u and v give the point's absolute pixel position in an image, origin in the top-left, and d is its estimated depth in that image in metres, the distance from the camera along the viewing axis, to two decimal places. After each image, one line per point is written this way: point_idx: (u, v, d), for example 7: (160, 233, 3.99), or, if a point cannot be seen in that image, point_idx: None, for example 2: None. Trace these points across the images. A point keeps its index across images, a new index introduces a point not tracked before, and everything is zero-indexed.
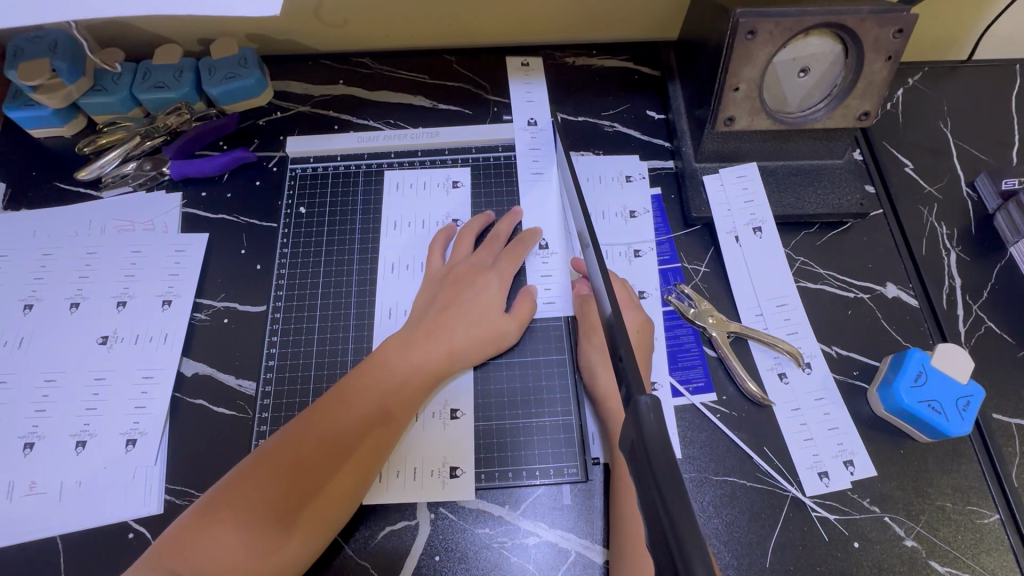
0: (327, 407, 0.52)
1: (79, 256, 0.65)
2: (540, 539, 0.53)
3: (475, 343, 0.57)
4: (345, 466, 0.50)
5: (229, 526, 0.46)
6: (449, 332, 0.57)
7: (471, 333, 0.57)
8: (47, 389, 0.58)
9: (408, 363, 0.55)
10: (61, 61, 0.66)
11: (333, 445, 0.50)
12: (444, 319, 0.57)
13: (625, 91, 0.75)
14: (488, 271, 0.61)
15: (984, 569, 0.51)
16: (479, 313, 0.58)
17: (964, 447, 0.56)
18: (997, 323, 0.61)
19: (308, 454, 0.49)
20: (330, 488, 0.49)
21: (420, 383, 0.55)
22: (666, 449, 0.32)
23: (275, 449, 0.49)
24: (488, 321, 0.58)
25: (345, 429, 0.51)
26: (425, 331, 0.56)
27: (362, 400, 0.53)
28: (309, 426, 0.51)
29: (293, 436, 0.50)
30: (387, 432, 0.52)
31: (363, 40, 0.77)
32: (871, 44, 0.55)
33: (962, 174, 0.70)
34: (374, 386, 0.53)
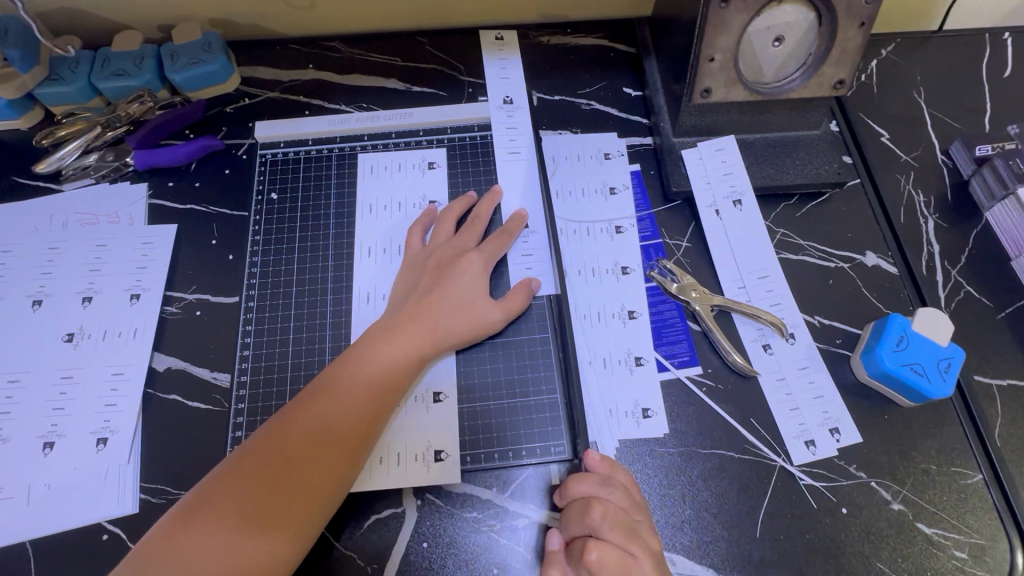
0: (311, 397, 0.51)
1: (40, 252, 0.62)
2: (529, 521, 0.52)
3: (458, 327, 0.56)
4: (330, 460, 0.48)
5: (211, 530, 0.44)
6: (432, 314, 0.55)
7: (455, 316, 0.56)
8: (11, 390, 0.56)
9: (393, 350, 0.53)
10: (13, 49, 0.63)
11: (317, 436, 0.49)
12: (427, 303, 0.56)
13: (601, 69, 0.74)
14: (469, 253, 0.59)
15: (968, 528, 0.52)
16: (460, 296, 0.57)
17: (946, 409, 0.56)
18: (975, 287, 0.62)
19: (292, 448, 0.48)
20: (315, 481, 0.47)
21: (405, 369, 0.53)
22: None
23: (256, 447, 0.48)
24: (472, 306, 0.57)
25: (327, 422, 0.49)
26: (408, 315, 0.55)
27: (346, 389, 0.51)
28: (289, 423, 0.49)
29: (274, 434, 0.49)
30: (374, 421, 0.51)
31: (331, 22, 0.75)
32: (844, 9, 0.55)
33: (937, 142, 0.70)
34: (357, 378, 0.52)
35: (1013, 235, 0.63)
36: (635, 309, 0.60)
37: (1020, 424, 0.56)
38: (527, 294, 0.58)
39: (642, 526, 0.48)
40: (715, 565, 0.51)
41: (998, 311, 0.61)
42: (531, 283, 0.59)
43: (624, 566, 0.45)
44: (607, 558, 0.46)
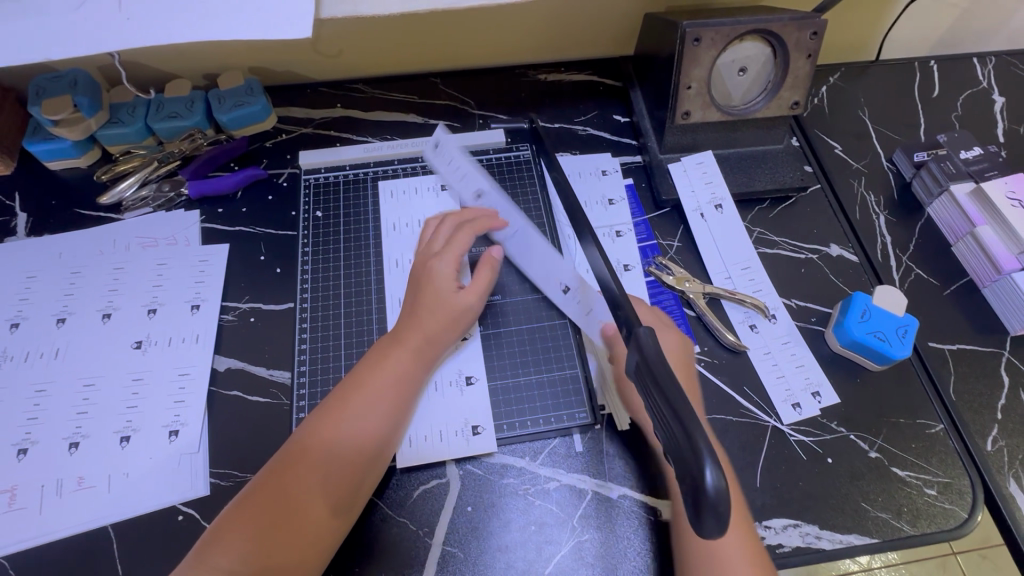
0: (320, 415, 0.55)
1: (107, 272, 0.69)
2: (560, 483, 0.59)
3: (444, 335, 0.61)
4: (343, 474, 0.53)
5: (245, 533, 0.48)
6: (421, 325, 0.60)
7: (433, 310, 0.61)
8: (88, 393, 0.62)
9: (391, 366, 0.58)
10: (82, 97, 0.72)
11: (331, 452, 0.53)
12: (413, 319, 0.60)
13: (593, 100, 0.85)
14: (433, 259, 0.63)
15: (935, 469, 0.61)
16: (438, 300, 0.61)
17: (909, 371, 0.66)
18: (923, 269, 0.73)
19: (315, 451, 0.52)
20: (332, 492, 0.52)
21: (400, 382, 0.57)
22: (665, 368, 0.37)
23: (285, 457, 0.52)
24: (444, 297, 0.61)
25: (345, 428, 0.54)
26: (403, 332, 0.60)
27: (359, 393, 0.56)
28: (313, 432, 0.53)
29: (300, 444, 0.53)
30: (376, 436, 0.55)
31: (357, 69, 0.85)
32: (793, 44, 0.67)
33: (882, 152, 0.82)
34: (368, 386, 0.56)
35: (952, 226, 0.74)
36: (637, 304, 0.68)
37: (969, 381, 0.66)
38: (493, 267, 0.64)
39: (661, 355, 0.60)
40: None
41: (944, 288, 0.72)
42: (491, 252, 0.65)
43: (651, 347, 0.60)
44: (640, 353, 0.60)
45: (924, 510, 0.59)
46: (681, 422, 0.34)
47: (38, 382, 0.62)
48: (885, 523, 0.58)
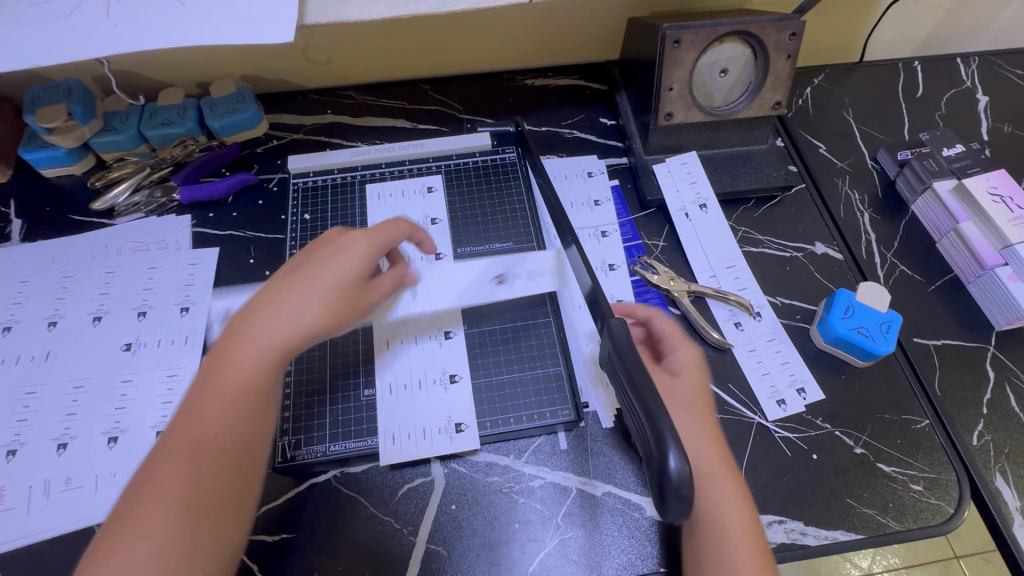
0: (196, 394, 0.47)
1: (99, 276, 0.70)
2: (544, 481, 0.59)
3: (327, 306, 0.52)
4: (217, 452, 0.45)
5: (138, 534, 0.40)
6: (299, 297, 0.51)
7: (329, 281, 0.52)
8: (77, 395, 0.63)
9: (252, 340, 0.48)
10: (76, 104, 0.73)
11: (199, 436, 0.45)
12: (281, 292, 0.51)
13: (579, 104, 0.86)
14: (348, 236, 0.55)
15: (922, 465, 0.60)
16: (337, 276, 0.53)
17: (894, 367, 0.66)
18: (909, 267, 0.73)
19: (203, 431, 0.45)
20: (213, 477, 0.44)
21: (267, 358, 0.48)
22: (635, 357, 0.38)
23: (167, 444, 0.44)
24: (349, 271, 0.53)
25: (228, 395, 0.47)
26: (264, 306, 0.50)
27: (237, 366, 0.48)
28: (195, 411, 0.46)
29: (180, 429, 0.45)
30: (235, 412, 0.46)
31: (347, 76, 0.87)
32: (773, 45, 0.68)
33: (867, 151, 0.83)
34: (246, 356, 0.48)
35: (936, 223, 0.74)
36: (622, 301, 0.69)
37: (956, 377, 0.66)
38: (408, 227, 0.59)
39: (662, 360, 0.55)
40: None
41: (929, 285, 0.72)
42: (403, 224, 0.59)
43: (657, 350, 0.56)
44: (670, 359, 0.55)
45: (911, 506, 0.58)
46: (648, 408, 0.35)
47: (28, 385, 0.63)
48: (872, 519, 0.58)
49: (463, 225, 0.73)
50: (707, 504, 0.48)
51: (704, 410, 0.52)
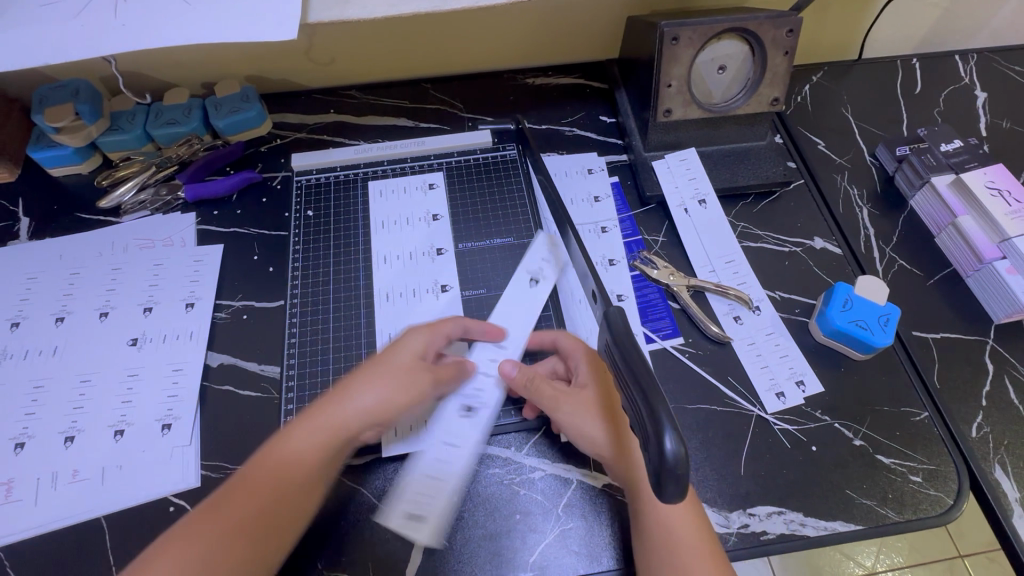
0: (265, 457, 0.51)
1: (105, 272, 0.71)
2: (544, 473, 0.60)
3: (380, 401, 0.54)
4: (237, 521, 0.46)
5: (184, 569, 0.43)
6: (357, 390, 0.54)
7: (390, 381, 0.55)
8: (84, 388, 0.63)
9: (308, 426, 0.52)
10: (83, 104, 0.74)
11: (259, 502, 0.48)
12: (346, 384, 0.55)
13: (579, 102, 0.87)
14: (411, 330, 0.59)
15: (920, 456, 0.61)
16: (393, 370, 0.55)
17: (893, 359, 0.66)
18: (907, 261, 0.74)
19: (263, 500, 0.48)
20: (257, 536, 0.47)
21: (315, 446, 0.51)
22: (633, 344, 0.39)
23: (227, 499, 0.48)
24: (412, 371, 0.56)
25: (291, 474, 0.50)
26: (327, 400, 0.54)
27: (303, 447, 0.51)
28: (260, 476, 0.49)
29: (240, 490, 0.48)
30: (272, 489, 0.49)
31: (349, 76, 0.88)
32: (770, 42, 0.69)
33: (865, 148, 0.83)
34: (312, 441, 0.51)
35: (934, 218, 0.74)
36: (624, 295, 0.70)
37: (955, 369, 0.66)
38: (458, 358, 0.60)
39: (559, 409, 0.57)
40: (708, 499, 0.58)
41: (928, 279, 0.72)
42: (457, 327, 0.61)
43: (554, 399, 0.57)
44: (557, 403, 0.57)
45: (910, 497, 0.59)
46: (644, 393, 0.36)
47: (35, 379, 0.64)
48: (870, 510, 0.58)
49: (464, 222, 0.74)
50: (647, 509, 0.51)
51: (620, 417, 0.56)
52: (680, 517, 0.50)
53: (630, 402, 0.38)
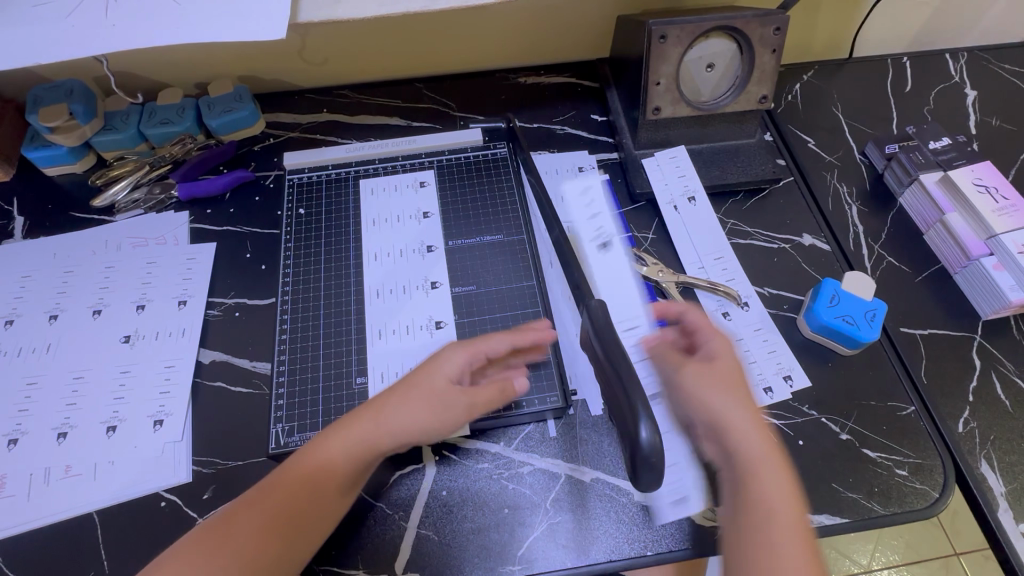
0: (292, 466, 0.52)
1: (99, 270, 0.72)
2: (534, 468, 0.60)
3: (412, 425, 0.53)
4: (272, 518, 0.49)
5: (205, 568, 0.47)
6: (392, 408, 0.53)
7: (420, 408, 0.53)
8: (77, 385, 0.64)
9: (338, 440, 0.52)
10: (77, 104, 0.75)
11: (284, 510, 0.50)
12: (381, 401, 0.54)
13: (571, 101, 0.88)
14: (450, 347, 0.57)
15: (907, 451, 0.61)
16: (427, 390, 0.54)
17: (880, 354, 0.67)
18: (896, 257, 0.74)
19: (288, 509, 0.50)
20: (277, 541, 0.49)
21: (348, 459, 0.52)
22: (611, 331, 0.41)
23: (252, 501, 0.50)
24: (443, 397, 0.54)
25: (317, 486, 0.51)
26: (363, 413, 0.54)
27: (330, 463, 0.51)
28: (283, 484, 0.51)
29: (264, 497, 0.50)
30: (307, 492, 0.51)
31: (342, 75, 0.89)
32: (757, 40, 0.69)
33: (855, 146, 0.84)
34: (341, 458, 0.52)
35: (923, 215, 0.75)
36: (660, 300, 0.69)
37: (941, 365, 0.66)
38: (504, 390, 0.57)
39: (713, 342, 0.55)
40: None
41: (916, 275, 0.73)
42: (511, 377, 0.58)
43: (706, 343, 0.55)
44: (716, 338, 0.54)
45: (895, 491, 0.59)
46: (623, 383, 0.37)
47: (29, 376, 0.64)
48: (856, 503, 0.59)
49: (456, 219, 0.75)
50: (743, 490, 0.46)
51: (749, 399, 0.51)
52: (783, 514, 0.44)
53: (612, 390, 0.40)
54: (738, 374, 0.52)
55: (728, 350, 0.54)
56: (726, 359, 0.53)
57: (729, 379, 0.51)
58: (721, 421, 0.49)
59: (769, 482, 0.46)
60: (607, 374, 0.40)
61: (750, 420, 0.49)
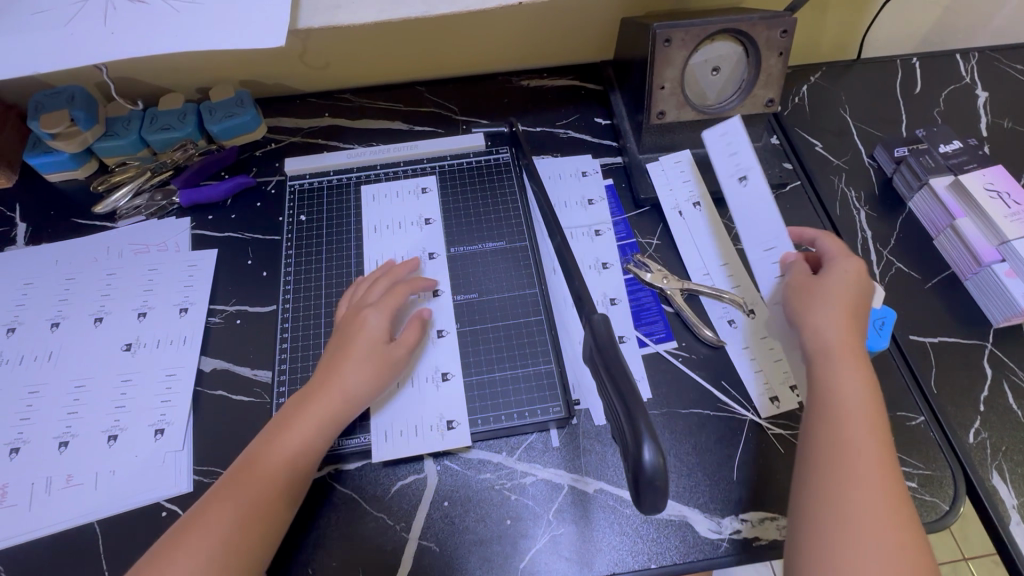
0: (252, 453, 0.54)
1: (100, 277, 0.71)
2: (536, 478, 0.59)
3: (354, 377, 0.57)
4: (246, 500, 0.51)
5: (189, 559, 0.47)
6: (342, 378, 0.57)
7: (356, 366, 0.58)
8: (78, 394, 0.64)
9: (295, 417, 0.55)
10: (79, 110, 0.75)
11: (257, 492, 0.51)
12: (320, 374, 0.58)
13: (574, 104, 0.87)
14: (365, 310, 0.62)
15: (916, 462, 0.60)
16: (370, 355, 0.59)
17: (889, 363, 0.65)
18: (905, 263, 0.73)
19: (258, 487, 0.51)
20: (256, 522, 0.50)
21: (317, 436, 0.55)
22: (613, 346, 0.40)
23: (222, 493, 0.51)
24: (374, 349, 0.59)
25: (282, 459, 0.53)
26: (314, 391, 0.57)
27: (292, 436, 0.54)
28: (248, 468, 0.53)
29: (232, 484, 0.52)
30: (274, 466, 0.53)
31: (344, 79, 0.88)
32: (764, 43, 0.68)
33: (863, 149, 0.82)
34: (297, 430, 0.55)
35: (933, 220, 0.73)
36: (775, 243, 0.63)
37: (951, 373, 0.65)
38: (421, 324, 0.63)
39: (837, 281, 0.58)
40: (701, 505, 0.58)
41: (925, 282, 0.71)
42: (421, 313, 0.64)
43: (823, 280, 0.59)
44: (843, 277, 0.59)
45: None
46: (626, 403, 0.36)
47: (31, 384, 0.64)
48: None
49: (458, 225, 0.74)
50: (829, 384, 0.53)
51: (851, 316, 0.56)
52: (864, 409, 0.51)
53: (615, 408, 0.39)
54: (849, 297, 0.57)
55: (856, 278, 0.59)
56: (837, 283, 0.58)
57: (835, 297, 0.57)
58: (817, 331, 0.56)
59: (852, 380, 0.53)
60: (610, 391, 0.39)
61: (844, 332, 0.55)
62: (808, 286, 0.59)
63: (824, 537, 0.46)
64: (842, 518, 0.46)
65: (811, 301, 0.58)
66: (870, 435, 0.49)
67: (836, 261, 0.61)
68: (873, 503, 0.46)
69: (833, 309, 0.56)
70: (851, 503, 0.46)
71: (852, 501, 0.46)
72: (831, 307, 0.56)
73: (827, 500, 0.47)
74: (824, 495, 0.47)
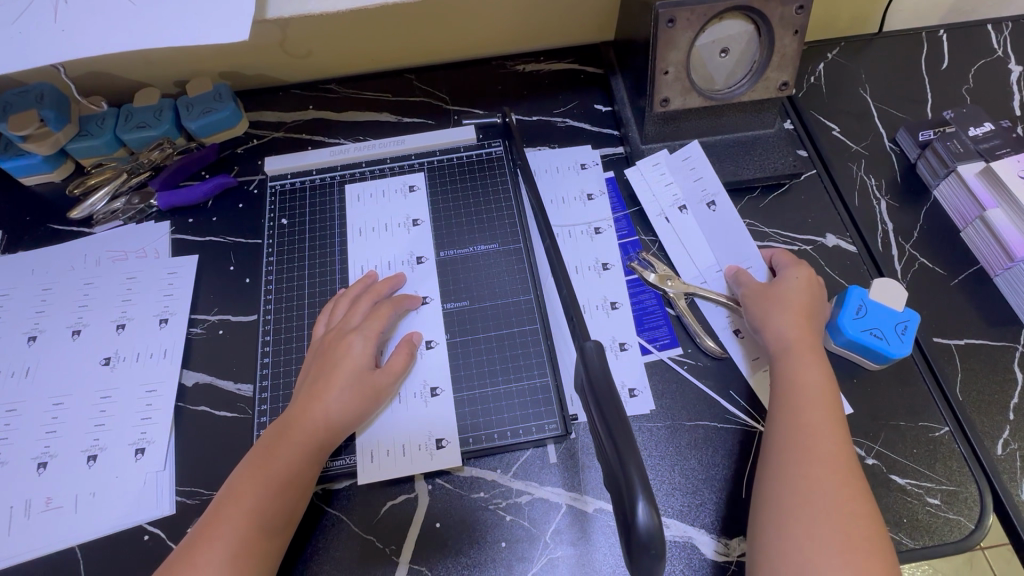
0: (236, 482, 0.51)
1: (78, 287, 0.68)
2: (533, 497, 0.56)
3: (340, 408, 0.55)
4: (238, 529, 0.48)
5: None
6: (323, 403, 0.55)
7: (341, 394, 0.55)
8: (56, 411, 0.62)
9: (278, 444, 0.53)
10: (48, 110, 0.71)
11: (244, 522, 0.49)
12: (304, 401, 0.55)
13: (572, 90, 0.81)
14: (350, 336, 0.58)
15: (940, 476, 0.56)
16: (351, 377, 0.56)
17: (911, 369, 0.61)
18: (929, 259, 0.68)
19: (244, 517, 0.49)
20: (250, 551, 0.48)
21: (302, 463, 0.52)
22: (605, 380, 0.42)
23: (209, 526, 0.49)
24: (361, 377, 0.56)
25: (270, 486, 0.51)
26: (293, 419, 0.54)
27: (277, 465, 0.52)
28: (233, 498, 0.50)
29: (221, 514, 0.49)
30: (260, 492, 0.50)
31: (328, 68, 0.83)
32: (778, 20, 0.62)
33: (885, 132, 0.76)
34: (282, 458, 0.52)
35: (961, 211, 0.68)
36: (749, 261, 0.66)
37: (979, 378, 0.61)
38: (409, 351, 0.60)
39: (787, 291, 0.58)
40: (707, 525, 0.55)
41: (952, 279, 0.66)
42: (412, 337, 0.61)
43: (779, 288, 0.59)
44: (798, 285, 0.59)
45: (926, 522, 0.54)
46: (619, 457, 0.38)
47: (9, 402, 0.62)
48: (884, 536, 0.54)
49: (448, 226, 0.70)
50: (792, 379, 0.53)
51: (803, 318, 0.57)
52: (820, 398, 0.51)
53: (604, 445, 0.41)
54: (801, 304, 0.58)
55: (808, 285, 0.59)
56: (790, 288, 0.59)
57: (790, 304, 0.57)
58: (775, 333, 0.56)
59: (812, 375, 0.53)
60: (603, 435, 0.41)
61: (798, 330, 0.56)
62: (760, 297, 0.59)
63: (794, 526, 0.45)
64: (807, 503, 0.45)
65: (764, 310, 0.58)
66: (825, 419, 0.49)
67: (786, 271, 0.61)
68: (833, 493, 0.45)
69: (789, 312, 0.57)
70: (814, 487, 0.46)
71: (816, 487, 0.46)
72: (785, 312, 0.57)
73: (787, 492, 0.47)
74: (782, 485, 0.47)
